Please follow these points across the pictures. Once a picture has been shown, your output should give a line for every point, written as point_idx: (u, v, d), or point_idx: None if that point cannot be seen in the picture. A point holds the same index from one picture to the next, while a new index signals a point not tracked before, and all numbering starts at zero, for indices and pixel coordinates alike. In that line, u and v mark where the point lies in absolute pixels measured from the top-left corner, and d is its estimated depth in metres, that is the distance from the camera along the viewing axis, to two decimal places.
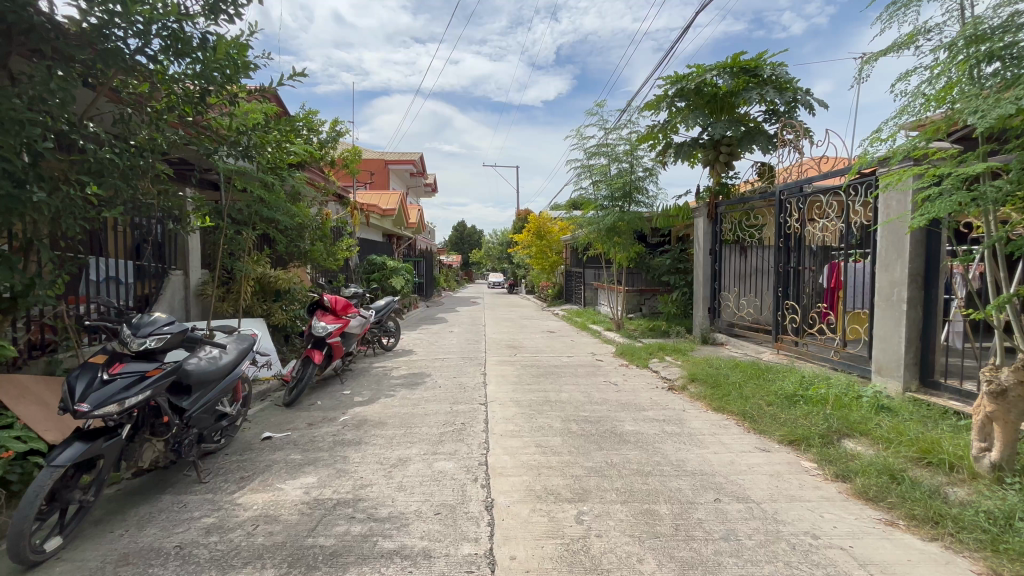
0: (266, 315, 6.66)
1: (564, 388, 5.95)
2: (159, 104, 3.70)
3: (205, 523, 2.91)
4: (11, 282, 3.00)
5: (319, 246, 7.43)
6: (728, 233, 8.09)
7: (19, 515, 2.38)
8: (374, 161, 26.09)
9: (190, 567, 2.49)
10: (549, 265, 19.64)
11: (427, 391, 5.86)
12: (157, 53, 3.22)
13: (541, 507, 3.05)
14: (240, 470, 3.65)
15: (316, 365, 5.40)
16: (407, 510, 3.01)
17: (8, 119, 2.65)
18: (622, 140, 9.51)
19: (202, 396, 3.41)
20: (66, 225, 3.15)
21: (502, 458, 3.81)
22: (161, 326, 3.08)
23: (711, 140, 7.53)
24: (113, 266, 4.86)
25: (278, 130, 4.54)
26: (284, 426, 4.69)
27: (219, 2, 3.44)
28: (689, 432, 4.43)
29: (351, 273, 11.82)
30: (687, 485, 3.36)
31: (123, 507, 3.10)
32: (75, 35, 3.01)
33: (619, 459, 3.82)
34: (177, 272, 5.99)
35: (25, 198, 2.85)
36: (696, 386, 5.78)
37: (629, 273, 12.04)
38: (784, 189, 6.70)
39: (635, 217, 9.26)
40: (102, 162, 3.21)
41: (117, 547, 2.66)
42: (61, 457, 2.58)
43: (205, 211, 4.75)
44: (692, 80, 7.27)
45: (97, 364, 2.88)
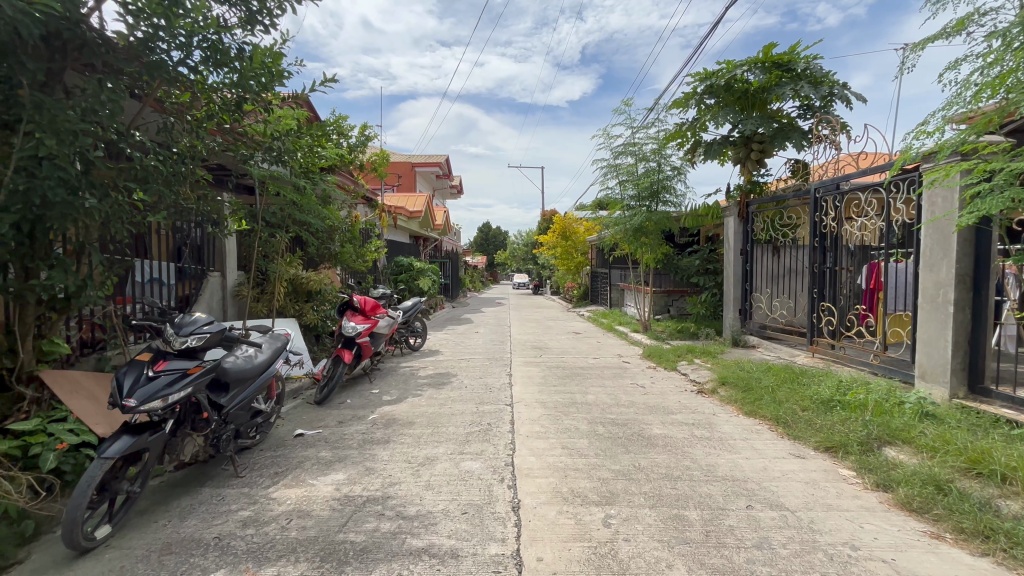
0: (299, 315, 6.84)
1: (590, 390, 5.91)
2: (201, 112, 3.89)
3: (242, 517, 3.01)
4: (63, 284, 3.15)
5: (348, 247, 7.67)
6: (760, 232, 7.87)
7: (73, 503, 2.50)
8: (401, 164, 26.49)
9: (229, 558, 2.58)
10: (575, 266, 19.55)
11: (453, 391, 5.92)
12: (198, 64, 3.36)
13: (568, 509, 3.04)
14: (274, 466, 3.77)
15: (347, 365, 5.54)
16: (435, 509, 3.05)
17: (63, 130, 2.84)
18: (650, 139, 9.39)
19: (240, 393, 3.53)
20: (114, 230, 3.30)
21: (528, 459, 3.82)
22: (201, 326, 3.20)
23: (742, 137, 7.37)
24: (156, 268, 5.11)
25: (310, 135, 4.67)
26: (315, 423, 4.81)
27: (256, 14, 3.59)
28: (720, 436, 4.33)
29: (380, 273, 12.06)
30: (718, 491, 3.28)
31: (167, 499, 3.25)
32: (123, 48, 3.18)
33: (647, 462, 3.76)
34: (215, 273, 6.21)
35: (80, 204, 3.00)
36: (726, 390, 5.64)
37: (656, 274, 11.87)
38: (819, 187, 6.47)
39: (663, 217, 9.12)
40: (148, 170, 3.42)
41: (161, 537, 2.79)
42: (112, 448, 2.72)
43: (241, 214, 4.94)
44: (721, 76, 7.09)
45: (143, 361, 3.02)
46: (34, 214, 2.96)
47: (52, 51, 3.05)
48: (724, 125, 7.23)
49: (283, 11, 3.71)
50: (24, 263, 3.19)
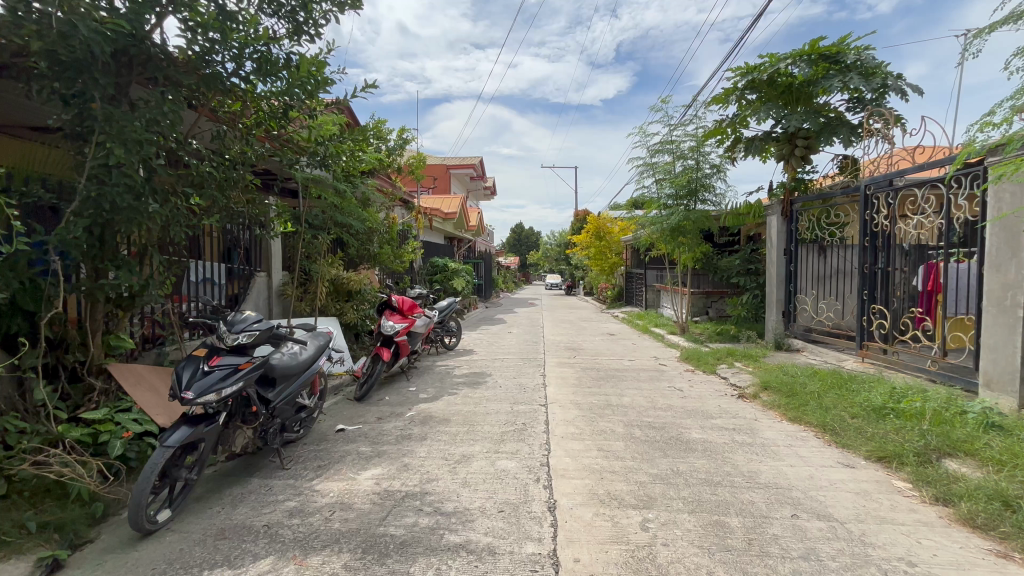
0: (339, 314, 7.07)
1: (626, 393, 5.83)
2: (250, 120, 4.09)
3: (288, 507, 3.14)
4: (128, 283, 3.41)
5: (386, 249, 7.88)
6: (805, 231, 7.55)
7: (138, 488, 2.68)
8: (436, 166, 26.89)
9: (277, 546, 2.70)
10: (608, 267, 19.32)
11: (488, 390, 5.97)
12: (249, 74, 3.54)
13: (605, 511, 3.02)
14: (317, 459, 3.91)
15: (385, 362, 5.68)
16: (472, 506, 3.09)
17: (131, 140, 3.05)
18: (688, 136, 9.18)
19: (286, 388, 3.69)
20: (172, 232, 3.51)
21: (564, 460, 3.81)
22: (251, 324, 3.35)
23: (786, 132, 7.10)
24: (208, 269, 5.39)
25: (352, 140, 4.82)
26: (355, 419, 4.96)
27: (303, 24, 3.75)
28: (763, 443, 4.18)
29: (416, 274, 12.28)
30: (761, 498, 3.18)
31: (220, 487, 3.43)
32: (183, 62, 3.38)
33: (686, 467, 3.68)
34: (262, 274, 6.47)
35: (144, 209, 3.21)
36: (769, 395, 5.45)
37: (694, 275, 11.60)
38: (870, 183, 6.15)
39: (701, 216, 8.89)
40: (203, 175, 3.70)
41: (215, 523, 2.95)
42: (172, 438, 2.89)
43: (286, 217, 5.16)
44: (764, 70, 6.83)
45: (199, 356, 3.20)
46: (103, 218, 3.18)
47: (119, 67, 3.27)
48: (767, 121, 6.98)
49: (328, 21, 3.88)
50: (94, 263, 3.43)
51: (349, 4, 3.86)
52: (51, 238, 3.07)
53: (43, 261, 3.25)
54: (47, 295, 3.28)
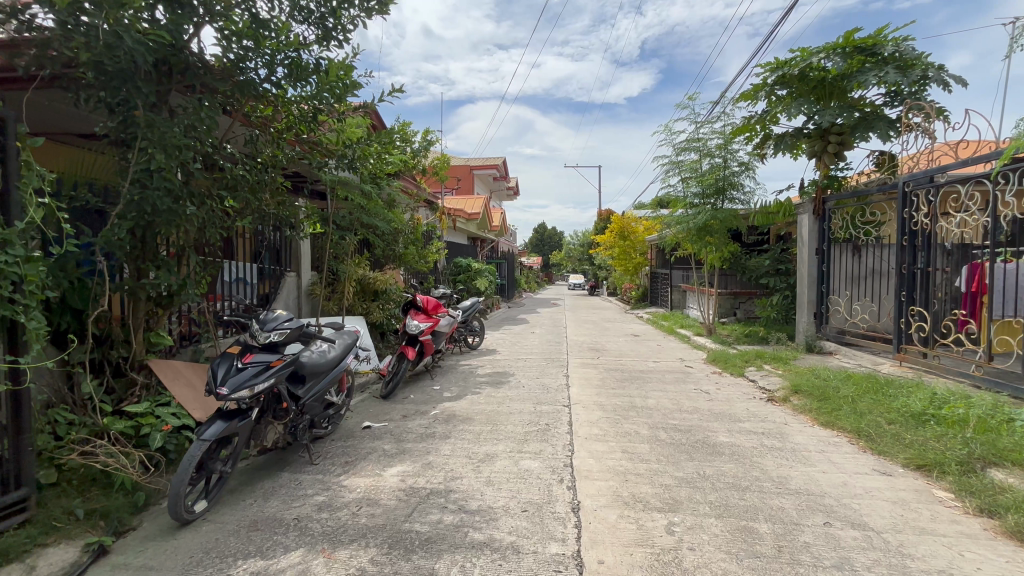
0: (366, 313, 7.21)
1: (651, 394, 5.76)
2: (281, 124, 4.23)
3: (317, 501, 3.23)
4: (168, 282, 3.59)
5: (411, 249, 7.99)
6: (837, 230, 7.31)
7: (177, 479, 2.80)
8: (459, 167, 27.09)
9: (307, 539, 2.78)
10: (633, 267, 19.11)
11: (511, 390, 5.99)
12: (281, 79, 3.66)
13: (629, 514, 2.99)
14: (344, 455, 4.00)
15: (410, 361, 5.77)
16: (495, 505, 3.11)
17: (171, 145, 3.19)
18: (715, 134, 9.00)
19: (315, 385, 3.79)
20: (209, 234, 3.69)
21: (588, 461, 3.79)
22: (282, 322, 3.44)
23: (818, 128, 6.90)
24: (241, 269, 5.58)
25: (379, 142, 4.92)
26: (381, 416, 5.04)
27: (332, 30, 3.85)
28: (793, 448, 4.07)
29: (440, 274, 12.43)
30: (791, 504, 3.10)
31: (252, 480, 3.55)
32: (219, 70, 3.51)
33: (713, 471, 3.62)
34: (291, 274, 6.63)
35: (182, 211, 3.36)
36: (800, 399, 5.30)
37: (721, 275, 11.40)
38: (909, 179, 5.90)
39: (729, 215, 8.72)
40: (237, 178, 3.85)
41: (248, 514, 3.05)
42: (208, 432, 3.00)
43: (315, 219, 5.30)
44: (795, 65, 6.62)
45: (233, 354, 3.31)
46: (145, 221, 3.33)
47: (160, 76, 3.41)
48: (798, 117, 6.77)
49: (356, 26, 3.96)
50: (136, 263, 3.59)
51: (377, 9, 3.93)
52: (98, 239, 3.23)
53: (90, 261, 3.42)
54: (93, 293, 3.44)
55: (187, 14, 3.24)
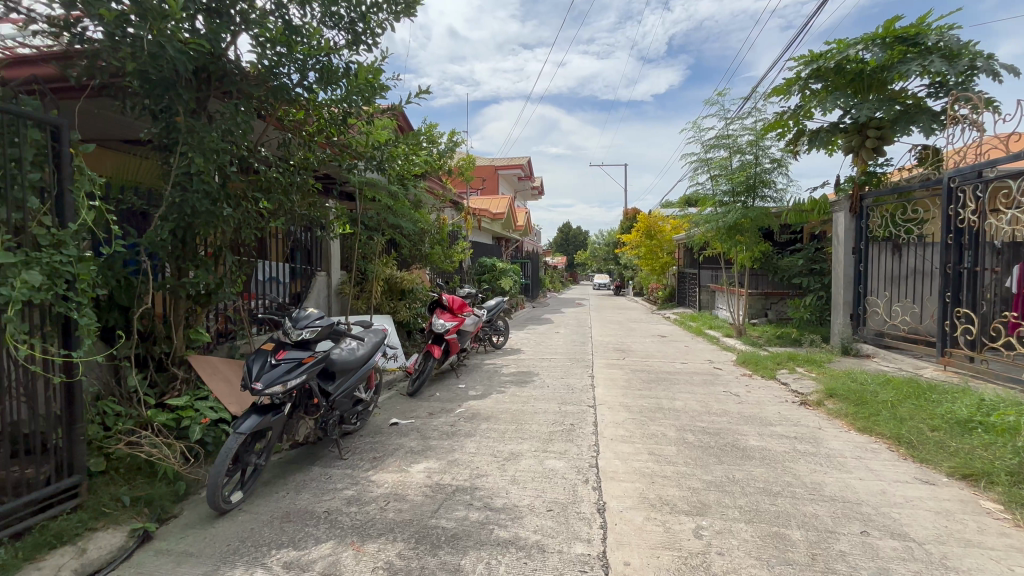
0: (393, 312, 7.33)
1: (678, 396, 5.67)
2: (313, 127, 4.34)
3: (347, 495, 3.30)
4: (206, 280, 3.76)
5: (437, 249, 8.08)
6: (876, 228, 7.03)
7: (215, 470, 2.91)
8: (484, 167, 27.21)
9: (337, 531, 2.85)
10: (660, 267, 18.81)
11: (536, 389, 5.99)
12: (312, 84, 3.76)
13: (656, 516, 2.95)
14: (372, 451, 4.09)
15: (436, 359, 5.84)
16: (520, 503, 3.12)
17: (209, 150, 3.33)
18: (746, 130, 8.78)
19: (344, 382, 3.88)
20: (244, 235, 3.84)
21: (614, 462, 3.76)
22: (314, 320, 3.54)
23: (856, 123, 6.65)
24: (274, 269, 5.75)
25: (407, 144, 5.00)
26: (408, 414, 5.13)
27: (361, 34, 3.93)
28: (828, 453, 3.94)
29: (465, 274, 12.53)
30: (825, 512, 3.00)
31: (285, 473, 3.66)
32: (254, 76, 3.63)
33: (743, 475, 3.54)
34: (322, 273, 6.80)
35: (220, 212, 3.51)
36: (835, 403, 5.12)
37: (752, 275, 11.12)
38: (955, 175, 5.63)
39: (760, 213, 8.49)
40: (271, 181, 3.99)
41: (281, 506, 3.15)
42: (244, 425, 3.11)
43: (344, 219, 5.43)
44: (831, 58, 6.40)
45: (266, 351, 3.42)
46: (185, 223, 3.48)
47: (199, 83, 3.55)
48: (833, 111, 6.54)
49: (384, 30, 4.04)
50: (177, 263, 3.75)
51: (405, 12, 3.99)
52: (142, 240, 3.40)
53: (135, 261, 3.60)
54: (138, 291, 3.62)
55: (225, 23, 3.38)
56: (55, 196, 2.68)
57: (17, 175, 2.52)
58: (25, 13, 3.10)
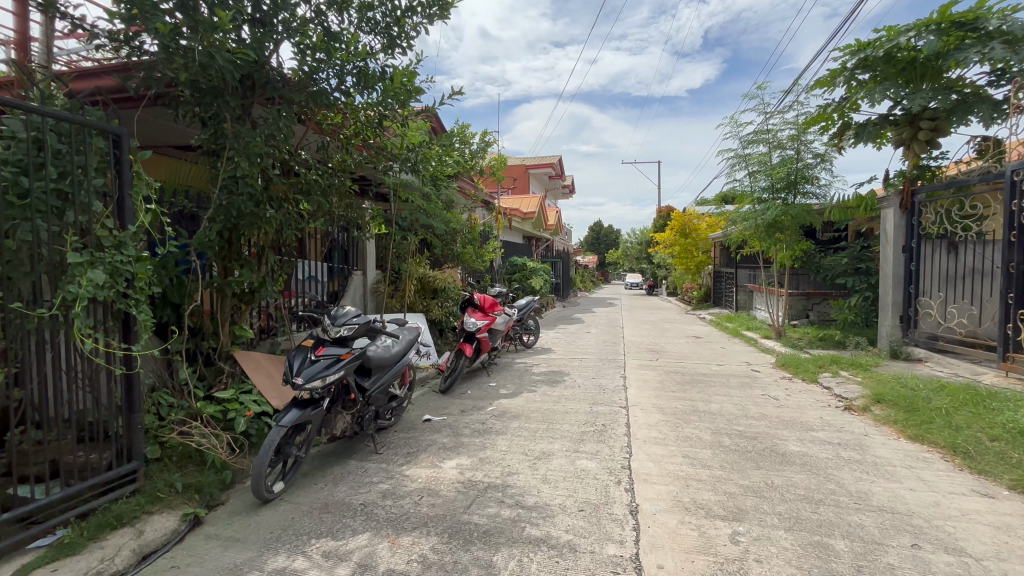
0: (426, 310, 7.46)
1: (713, 398, 5.53)
2: (350, 130, 4.45)
3: (382, 488, 3.39)
4: (250, 280, 3.91)
5: (469, 249, 8.16)
6: (929, 225, 6.64)
7: (259, 461, 3.05)
8: (515, 167, 27.25)
9: (373, 523, 2.93)
10: (694, 266, 18.38)
11: (567, 389, 5.97)
12: (350, 88, 3.87)
13: (690, 520, 2.90)
14: (406, 446, 4.17)
15: (468, 358, 5.90)
16: (552, 502, 3.13)
17: (253, 154, 3.48)
18: (787, 124, 8.46)
19: (380, 378, 3.99)
20: (286, 235, 3.98)
21: (646, 464, 3.71)
22: (351, 318, 3.64)
23: (907, 114, 6.30)
24: (313, 268, 5.94)
25: (440, 145, 5.09)
26: (440, 410, 5.21)
27: (397, 38, 4.01)
28: (875, 461, 3.76)
29: (496, 273, 12.60)
30: (872, 522, 2.87)
31: (324, 465, 3.79)
32: (295, 82, 3.75)
33: (782, 481, 3.42)
34: (358, 272, 6.98)
35: (263, 214, 3.66)
36: (882, 409, 4.89)
37: (792, 274, 10.72)
38: (1019, 167, 5.25)
39: (802, 210, 8.16)
40: (310, 183, 4.12)
41: (320, 497, 3.27)
42: (286, 419, 3.23)
43: (380, 219, 5.57)
44: (879, 46, 6.08)
45: (306, 347, 3.54)
46: (231, 224, 3.65)
47: (244, 90, 3.70)
48: (882, 102, 6.21)
49: (418, 32, 4.11)
50: (223, 262, 3.92)
51: (438, 14, 4.05)
52: (193, 241, 3.59)
53: (185, 261, 3.79)
54: (189, 289, 3.81)
55: (269, 32, 3.52)
56: (116, 200, 2.86)
57: (83, 180, 2.71)
58: (89, 29, 3.32)
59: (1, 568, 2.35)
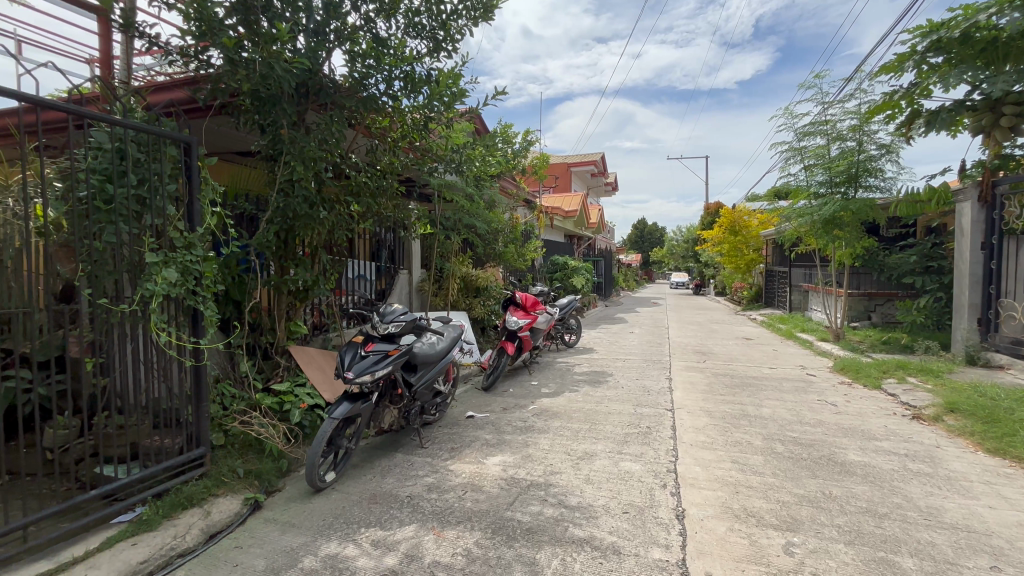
0: (469, 308, 7.58)
1: (765, 403, 5.30)
2: (397, 133, 4.58)
3: (427, 482, 3.48)
4: (303, 279, 4.11)
5: (511, 248, 8.21)
6: (1013, 219, 6.07)
7: (312, 451, 3.20)
8: (557, 165, 27.12)
9: (419, 516, 3.01)
10: (744, 265, 17.65)
11: (610, 390, 5.89)
12: (398, 92, 3.99)
13: (740, 528, 2.80)
14: (450, 442, 4.26)
15: (510, 356, 5.93)
16: (595, 503, 3.10)
17: (308, 158, 3.66)
18: (847, 114, 7.98)
19: (425, 374, 4.09)
20: (337, 235, 4.14)
21: (693, 469, 3.61)
22: (398, 315, 3.76)
23: (987, 99, 5.74)
24: (363, 267, 6.16)
25: (484, 145, 5.15)
26: (483, 407, 5.28)
27: (443, 41, 4.10)
28: (948, 475, 3.49)
29: (537, 272, 12.59)
30: (944, 540, 2.67)
31: (372, 457, 3.93)
32: (346, 88, 3.91)
33: (841, 492, 3.24)
34: (404, 271, 7.17)
35: (317, 215, 3.85)
36: (956, 419, 4.53)
37: (853, 273, 10.09)
38: None
39: (865, 205, 7.65)
40: (360, 185, 4.27)
41: (369, 488, 3.39)
42: (337, 411, 3.37)
43: (425, 219, 5.71)
44: (953, 27, 5.61)
45: (357, 342, 3.68)
46: (287, 225, 3.87)
47: (300, 97, 3.88)
48: (958, 86, 5.71)
49: (463, 35, 4.17)
50: (280, 261, 4.12)
51: (482, 16, 4.09)
52: (253, 242, 3.84)
53: (246, 260, 4.02)
54: (249, 287, 4.04)
55: (322, 41, 3.67)
56: (187, 204, 3.08)
57: (159, 187, 2.94)
58: (163, 46, 3.59)
59: (90, 539, 2.61)
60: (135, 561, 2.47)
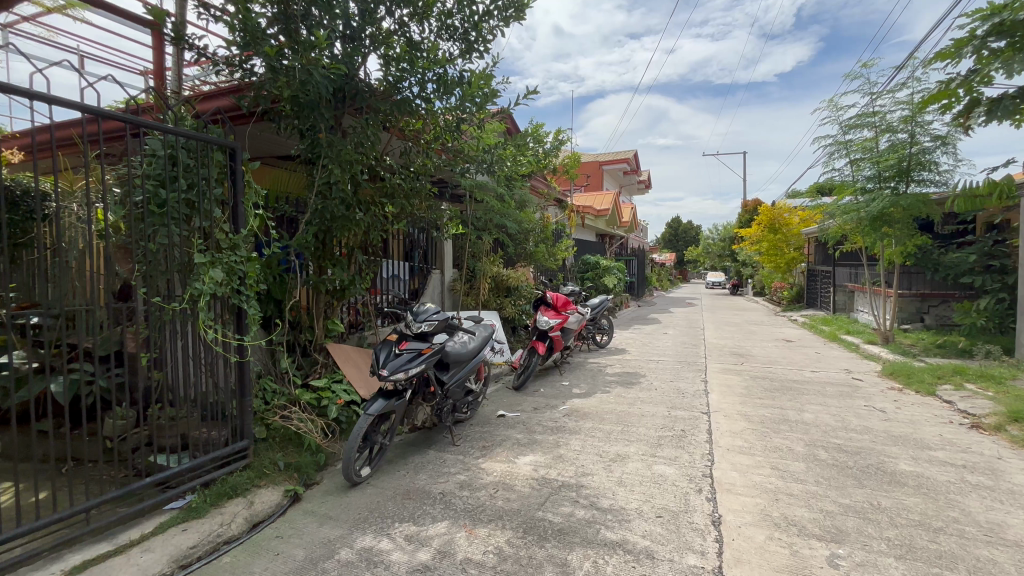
0: (499, 308, 7.61)
1: (807, 408, 5.09)
2: (430, 135, 4.63)
3: (459, 479, 3.52)
4: (341, 279, 4.23)
5: (541, 247, 8.19)
6: None
7: (349, 446, 3.28)
8: (588, 163, 26.85)
9: (451, 512, 3.05)
10: (785, 264, 16.99)
11: (643, 392, 5.79)
12: (431, 94, 4.04)
13: (780, 536, 2.70)
14: (482, 440, 4.29)
15: (541, 356, 5.91)
16: (628, 506, 3.06)
17: (344, 161, 3.76)
18: (898, 104, 7.55)
19: (458, 372, 4.13)
20: (372, 235, 4.24)
21: (730, 474, 3.50)
22: (431, 315, 3.82)
23: None
24: (397, 267, 6.28)
25: (515, 144, 5.14)
26: (514, 407, 5.29)
27: (474, 42, 4.13)
28: (1011, 489, 3.25)
29: (569, 271, 12.51)
30: (1007, 559, 2.49)
31: (405, 454, 4.01)
32: (382, 92, 4.00)
33: (890, 503, 3.07)
34: (437, 271, 7.26)
35: (353, 217, 3.96)
36: (1021, 429, 4.22)
37: (903, 273, 9.56)
38: None
39: (917, 201, 7.22)
40: (395, 187, 4.33)
41: (403, 484, 3.46)
42: (372, 407, 3.45)
43: (456, 219, 5.77)
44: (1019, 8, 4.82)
45: (391, 341, 3.76)
46: (326, 226, 3.99)
47: (337, 102, 3.98)
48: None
49: (495, 35, 4.18)
50: (319, 262, 4.25)
51: (514, 16, 4.10)
52: (293, 242, 3.98)
53: (286, 260, 4.16)
54: (289, 287, 4.19)
55: (358, 47, 3.76)
56: (232, 207, 3.22)
57: (206, 191, 3.09)
58: (210, 57, 3.76)
59: (144, 523, 2.76)
60: (187, 545, 2.61)
